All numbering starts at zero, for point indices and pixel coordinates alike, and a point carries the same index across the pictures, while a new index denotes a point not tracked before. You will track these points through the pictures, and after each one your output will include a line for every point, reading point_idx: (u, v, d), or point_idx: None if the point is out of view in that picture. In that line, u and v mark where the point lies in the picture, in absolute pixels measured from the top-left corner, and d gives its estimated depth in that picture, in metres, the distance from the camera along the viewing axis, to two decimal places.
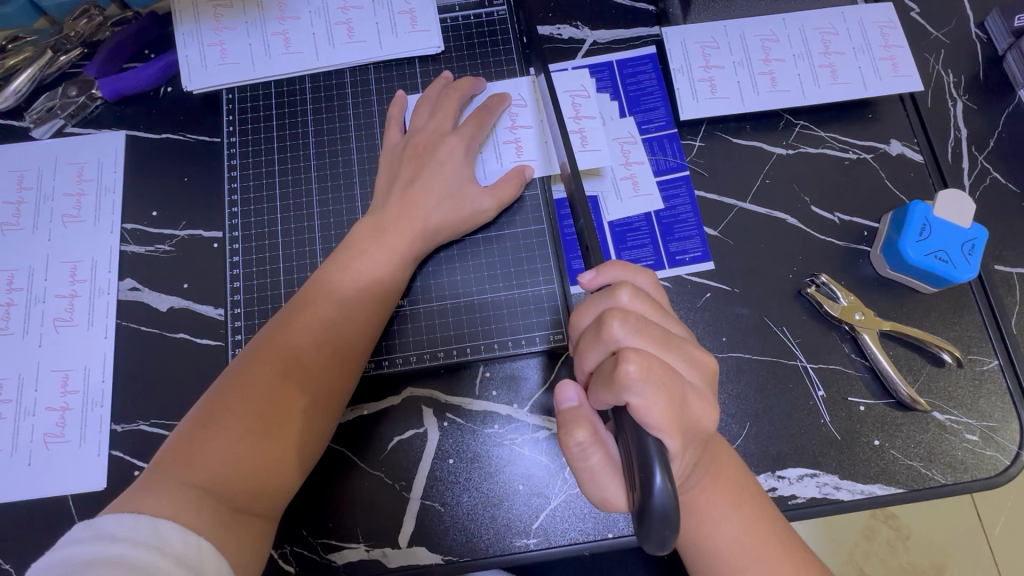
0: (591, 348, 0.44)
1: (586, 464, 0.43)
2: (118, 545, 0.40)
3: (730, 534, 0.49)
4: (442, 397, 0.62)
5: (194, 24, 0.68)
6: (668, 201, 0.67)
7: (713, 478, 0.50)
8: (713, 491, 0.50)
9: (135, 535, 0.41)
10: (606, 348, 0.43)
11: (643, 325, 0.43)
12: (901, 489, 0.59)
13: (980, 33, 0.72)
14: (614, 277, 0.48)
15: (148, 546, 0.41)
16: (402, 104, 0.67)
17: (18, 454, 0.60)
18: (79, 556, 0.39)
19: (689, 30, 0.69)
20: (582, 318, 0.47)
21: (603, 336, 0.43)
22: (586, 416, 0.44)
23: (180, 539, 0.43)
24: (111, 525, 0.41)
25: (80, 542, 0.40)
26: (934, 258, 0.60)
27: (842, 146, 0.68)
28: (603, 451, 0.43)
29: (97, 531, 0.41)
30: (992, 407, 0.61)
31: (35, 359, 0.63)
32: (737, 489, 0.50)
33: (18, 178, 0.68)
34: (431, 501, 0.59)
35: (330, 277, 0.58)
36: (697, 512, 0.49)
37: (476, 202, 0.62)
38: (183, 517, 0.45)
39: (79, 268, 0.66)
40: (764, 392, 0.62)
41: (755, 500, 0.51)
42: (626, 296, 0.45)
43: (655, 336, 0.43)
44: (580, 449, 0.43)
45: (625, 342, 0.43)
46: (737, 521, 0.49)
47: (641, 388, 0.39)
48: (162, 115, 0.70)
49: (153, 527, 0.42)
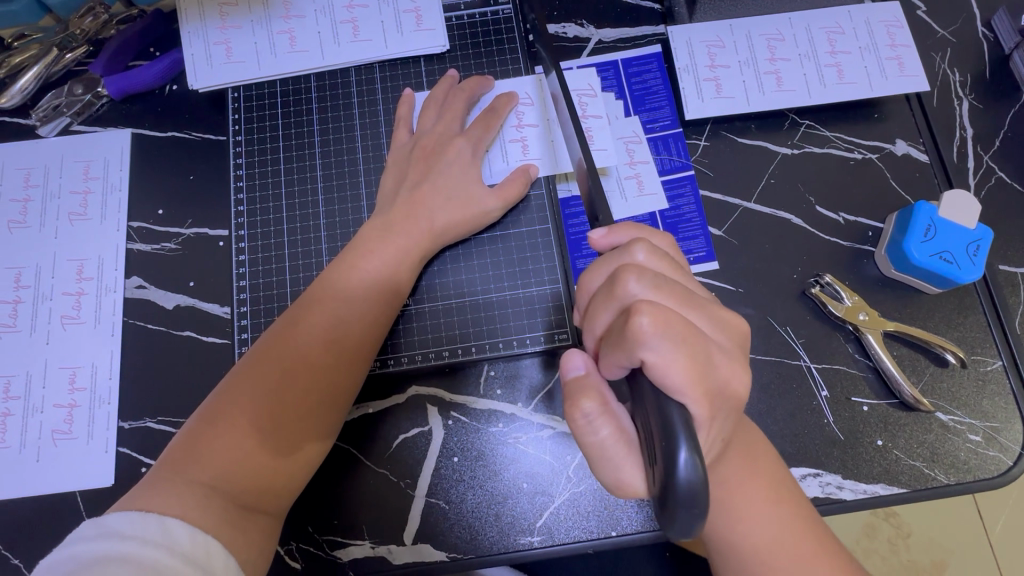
0: (603, 307, 0.44)
1: (597, 438, 0.41)
2: (127, 543, 0.40)
3: (766, 532, 0.47)
4: (446, 396, 0.62)
5: (200, 23, 0.68)
6: (672, 201, 0.67)
7: (748, 471, 0.49)
8: (750, 484, 0.49)
9: (144, 533, 0.41)
10: (619, 305, 0.42)
11: (658, 281, 0.42)
12: (904, 489, 0.59)
13: (986, 32, 0.72)
14: (626, 238, 0.48)
15: (157, 544, 0.41)
16: (410, 103, 0.67)
17: (27, 451, 0.61)
18: (90, 554, 0.39)
19: (695, 30, 0.69)
20: (593, 278, 0.47)
21: (618, 292, 0.42)
22: (595, 384, 0.43)
23: (189, 537, 0.43)
24: (120, 522, 0.42)
25: (91, 539, 0.40)
26: (939, 259, 0.60)
27: (847, 146, 0.68)
28: (613, 424, 0.41)
29: (106, 529, 0.41)
30: (996, 407, 0.61)
31: (43, 357, 0.63)
32: (774, 484, 0.49)
33: (25, 176, 0.68)
34: (436, 498, 0.60)
35: (337, 277, 0.58)
36: (734, 506, 0.48)
37: (481, 201, 0.62)
38: (191, 515, 0.45)
39: (86, 266, 0.66)
40: (768, 392, 0.62)
41: (790, 494, 0.50)
42: (641, 254, 0.45)
43: (672, 291, 0.42)
44: (587, 418, 0.41)
45: (639, 297, 0.42)
46: (775, 518, 0.48)
47: (657, 342, 0.39)
48: (168, 114, 0.70)
49: (161, 525, 0.43)
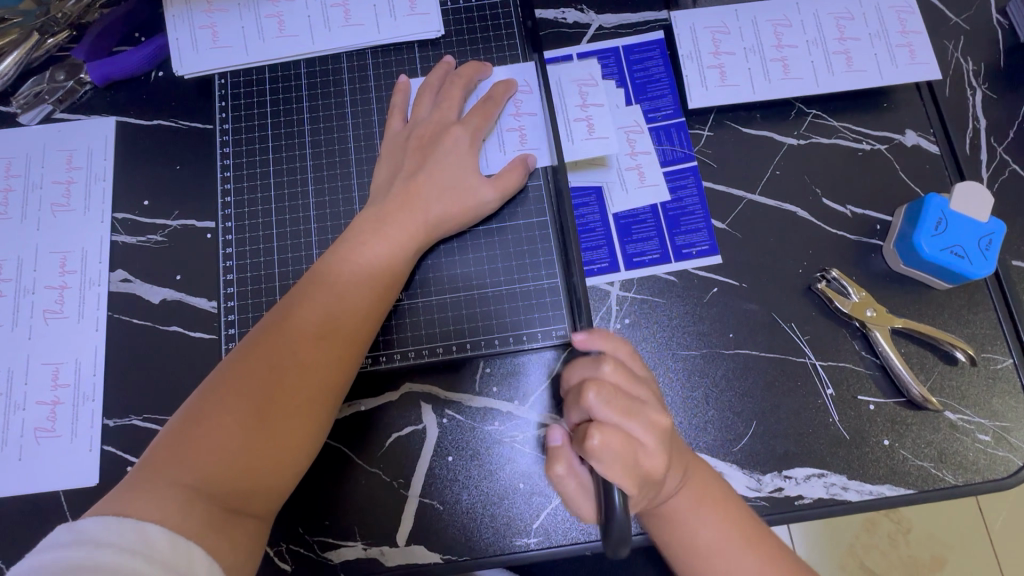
0: (573, 407, 0.47)
1: (565, 491, 0.48)
2: (102, 551, 0.39)
3: (702, 536, 0.50)
4: (441, 393, 0.60)
5: (185, 6, 0.66)
6: (675, 192, 0.65)
7: (681, 483, 0.51)
8: (682, 493, 0.51)
9: (120, 540, 0.40)
10: (582, 413, 0.45)
11: (614, 397, 0.44)
12: (911, 490, 0.58)
13: (1001, 19, 0.69)
14: (601, 346, 0.50)
15: (133, 552, 0.39)
16: (405, 91, 0.65)
17: (8, 449, 0.59)
18: (62, 562, 0.38)
19: (699, 15, 0.67)
20: (572, 374, 0.50)
21: (579, 403, 0.45)
22: (567, 454, 0.48)
23: (167, 543, 0.41)
24: (96, 529, 0.40)
25: (63, 547, 0.39)
26: (950, 254, 0.58)
27: (855, 137, 0.66)
28: (576, 482, 0.47)
29: (80, 535, 0.40)
30: (1005, 407, 0.60)
31: (25, 352, 0.61)
32: (704, 492, 0.51)
33: (5, 165, 0.66)
34: (430, 499, 0.58)
35: (328, 271, 0.56)
36: (665, 514, 0.51)
37: (478, 192, 0.60)
38: (172, 520, 0.43)
39: (69, 258, 0.64)
40: (772, 390, 0.60)
41: (728, 500, 0.51)
42: (608, 367, 0.47)
43: (622, 406, 0.44)
44: (557, 480, 0.47)
45: (595, 412, 0.44)
46: (707, 522, 0.50)
47: (603, 459, 0.42)
48: (153, 101, 0.67)
49: (138, 531, 0.41)
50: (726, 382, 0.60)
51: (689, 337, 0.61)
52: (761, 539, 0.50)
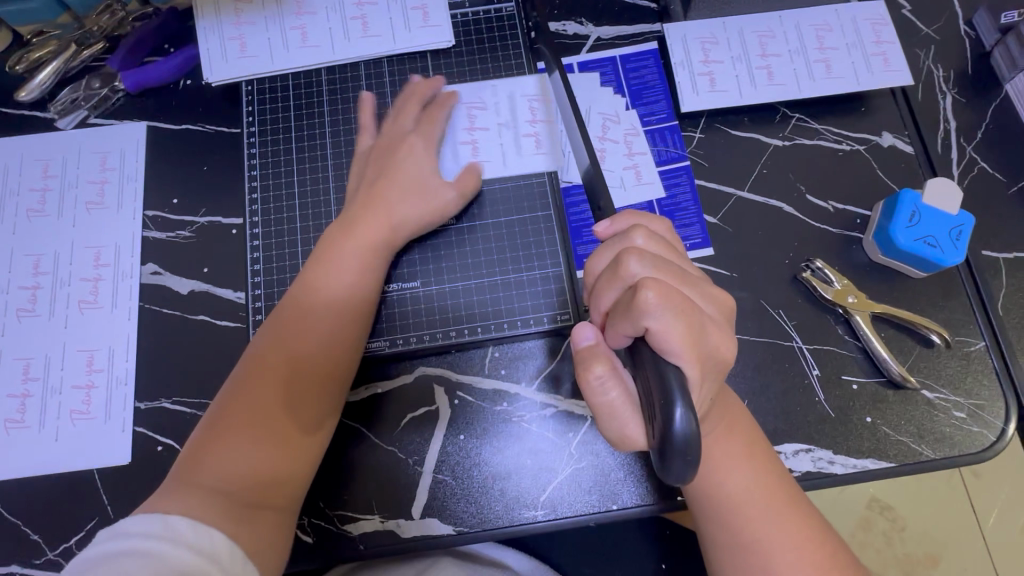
0: (608, 286, 0.47)
1: (605, 400, 0.45)
2: (135, 539, 0.45)
3: (740, 485, 0.51)
4: (453, 375, 0.64)
5: (215, 19, 0.71)
6: (669, 189, 0.69)
7: (725, 430, 0.53)
8: (726, 440, 0.53)
9: (150, 529, 0.46)
10: (624, 284, 0.46)
11: (658, 262, 0.46)
12: (893, 464, 0.62)
13: (968, 30, 0.75)
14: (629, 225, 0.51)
15: (162, 537, 0.46)
16: (369, 108, 0.69)
17: (46, 430, 0.63)
18: (104, 552, 0.44)
19: (690, 27, 0.73)
20: (599, 261, 0.50)
21: (621, 273, 0.45)
22: (604, 353, 0.46)
23: (192, 530, 0.47)
24: (129, 523, 0.46)
25: (105, 541, 0.45)
26: (922, 243, 0.63)
27: (836, 138, 0.71)
28: (621, 387, 0.45)
29: (117, 531, 0.46)
30: (979, 386, 0.64)
31: (61, 340, 0.65)
32: (748, 442, 0.53)
33: (43, 167, 0.70)
34: (443, 474, 0.62)
35: (313, 275, 0.61)
36: (713, 460, 0.52)
37: (439, 193, 0.65)
38: (197, 516, 0.48)
39: (103, 252, 0.68)
40: (762, 371, 0.64)
41: (765, 455, 0.54)
42: (642, 239, 0.48)
43: (669, 271, 0.46)
44: (599, 383, 0.45)
45: (641, 277, 0.45)
46: (747, 471, 0.52)
47: (660, 313, 0.41)
48: (182, 106, 0.72)
49: (166, 522, 0.47)
50: None
51: None
52: (789, 493, 0.52)
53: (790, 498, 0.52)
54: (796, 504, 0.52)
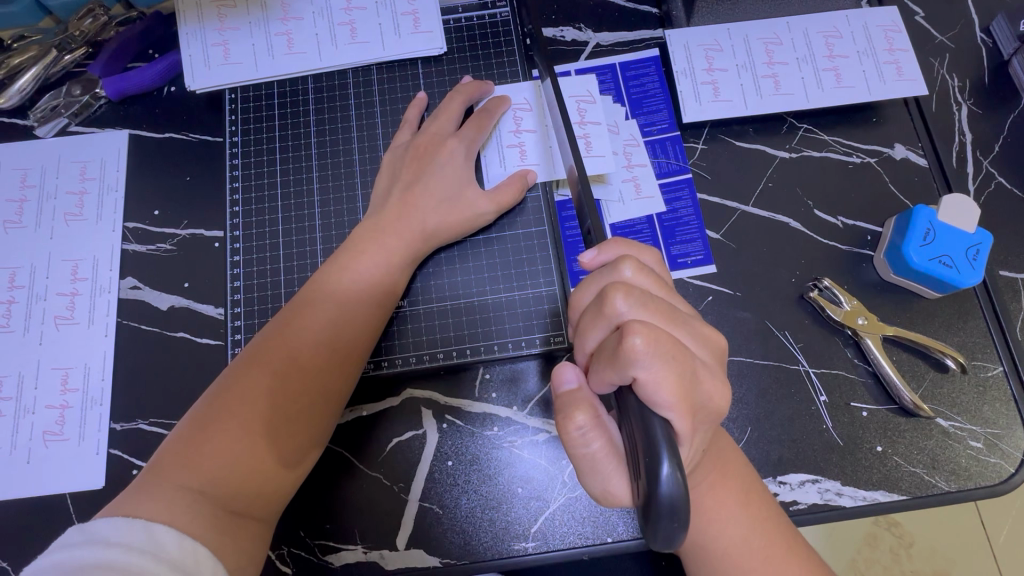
0: (594, 325, 0.44)
1: (587, 452, 0.42)
2: (111, 550, 0.39)
3: (736, 532, 0.48)
4: (442, 399, 0.62)
5: (198, 24, 0.68)
6: (670, 204, 0.66)
7: (718, 476, 0.50)
8: (720, 487, 0.50)
9: (128, 539, 0.40)
10: (609, 323, 0.43)
11: (647, 299, 0.43)
12: (905, 496, 0.59)
13: (985, 38, 0.72)
14: (616, 255, 0.48)
15: (143, 550, 0.40)
16: (419, 106, 0.67)
17: (17, 452, 0.60)
18: (73, 561, 0.38)
19: (693, 33, 0.69)
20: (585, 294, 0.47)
21: (607, 311, 0.43)
22: (586, 399, 0.43)
23: (176, 544, 0.42)
24: (104, 529, 0.41)
25: (73, 546, 0.39)
26: (938, 263, 0.60)
27: (846, 150, 0.68)
28: (603, 438, 0.41)
29: (89, 535, 0.40)
30: (996, 413, 0.61)
31: (35, 357, 0.63)
32: (743, 487, 0.50)
33: (21, 177, 0.68)
34: (429, 503, 0.59)
35: (328, 277, 0.58)
36: (705, 508, 0.49)
37: (474, 205, 0.62)
38: (178, 521, 0.44)
39: (80, 266, 0.66)
40: (766, 396, 0.61)
41: (760, 498, 0.51)
42: (630, 271, 0.45)
43: (659, 309, 0.43)
44: (580, 433, 0.42)
45: (628, 317, 0.42)
46: (743, 518, 0.49)
47: (648, 362, 0.38)
48: (165, 115, 0.70)
49: (148, 532, 0.42)
50: None
51: None
52: (788, 539, 0.49)
53: (790, 545, 0.49)
54: (796, 550, 0.49)
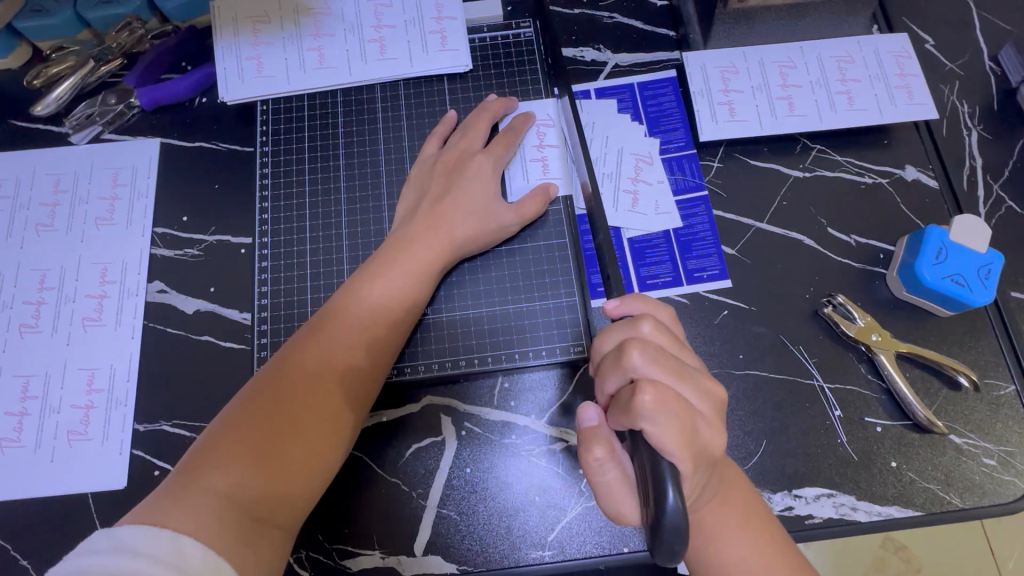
0: (611, 372, 0.48)
1: (603, 478, 0.47)
2: (137, 560, 0.40)
3: (739, 554, 0.49)
4: (461, 406, 0.62)
5: (234, 39, 0.71)
6: (686, 219, 0.68)
7: (720, 499, 0.51)
8: (723, 511, 0.51)
9: (155, 550, 0.41)
10: (624, 374, 0.46)
11: (660, 356, 0.46)
12: (919, 512, 0.59)
13: (993, 65, 0.74)
14: (635, 309, 0.51)
15: (167, 563, 0.40)
16: (449, 123, 0.69)
17: (41, 450, 0.61)
18: (99, 568, 0.39)
19: (711, 55, 0.72)
20: (605, 342, 0.50)
21: (623, 363, 0.46)
22: (605, 435, 0.48)
23: (200, 559, 0.42)
24: (132, 537, 0.41)
25: (102, 553, 0.40)
26: (951, 282, 0.61)
27: (858, 171, 0.70)
28: (618, 468, 0.47)
29: (116, 543, 0.41)
30: (1009, 432, 0.61)
31: (62, 358, 0.64)
32: (747, 510, 0.51)
33: (55, 181, 0.70)
34: (448, 510, 0.60)
35: (360, 284, 0.59)
36: (706, 529, 0.50)
37: (499, 217, 0.64)
38: (204, 533, 0.44)
39: (109, 269, 0.67)
40: (781, 410, 0.62)
41: (765, 522, 0.51)
42: (648, 327, 0.49)
43: (670, 366, 0.46)
44: (598, 464, 0.47)
45: (642, 371, 0.46)
46: (747, 541, 0.50)
47: (655, 416, 0.43)
48: (197, 125, 0.72)
49: (174, 543, 0.42)
50: (736, 402, 0.62)
51: (700, 358, 0.64)
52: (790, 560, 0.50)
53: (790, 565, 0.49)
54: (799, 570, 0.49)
